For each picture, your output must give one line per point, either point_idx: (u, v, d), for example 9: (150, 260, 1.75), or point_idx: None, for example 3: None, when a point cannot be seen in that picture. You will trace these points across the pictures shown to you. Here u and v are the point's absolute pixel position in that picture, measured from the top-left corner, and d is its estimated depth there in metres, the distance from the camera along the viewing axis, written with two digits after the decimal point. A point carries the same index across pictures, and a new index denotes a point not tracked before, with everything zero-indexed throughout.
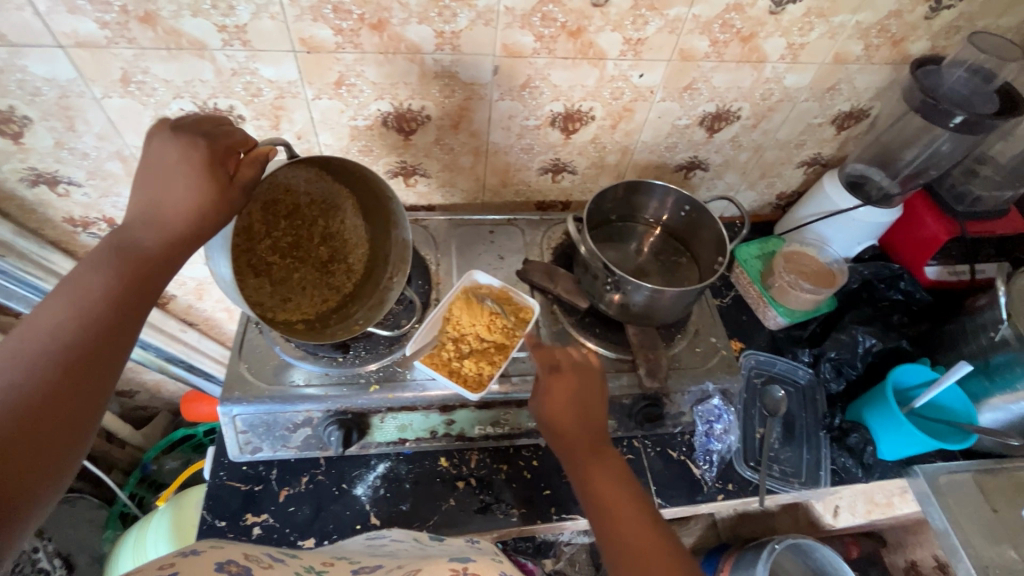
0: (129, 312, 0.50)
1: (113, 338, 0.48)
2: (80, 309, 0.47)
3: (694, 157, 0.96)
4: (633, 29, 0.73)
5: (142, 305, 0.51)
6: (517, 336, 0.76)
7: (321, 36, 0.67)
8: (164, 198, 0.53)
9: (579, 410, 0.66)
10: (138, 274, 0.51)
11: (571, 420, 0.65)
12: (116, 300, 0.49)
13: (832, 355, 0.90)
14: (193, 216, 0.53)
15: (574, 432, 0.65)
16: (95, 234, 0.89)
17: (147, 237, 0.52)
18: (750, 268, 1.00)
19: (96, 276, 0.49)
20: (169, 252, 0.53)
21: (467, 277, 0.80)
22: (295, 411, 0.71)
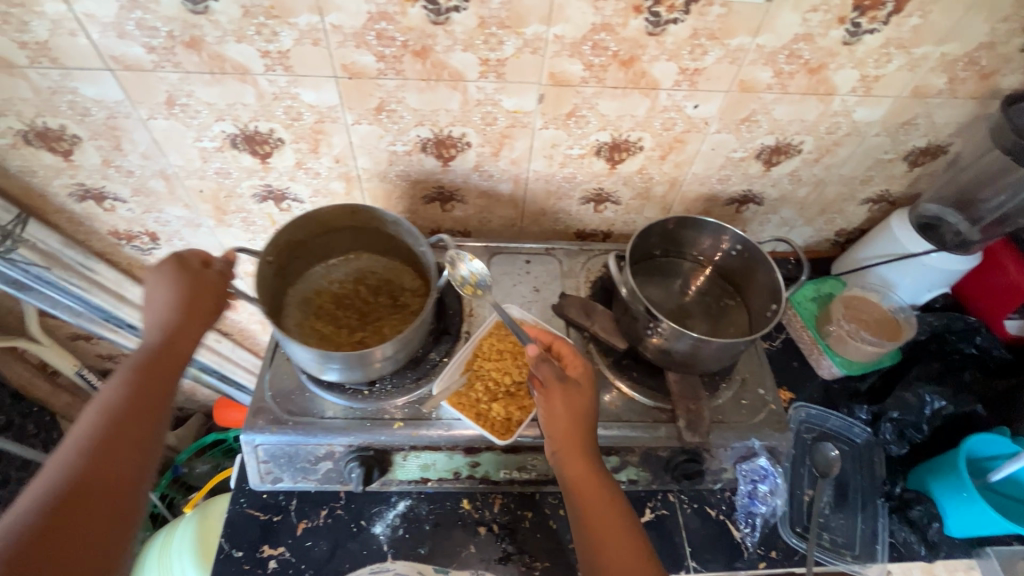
0: (151, 411, 0.56)
1: (141, 420, 0.54)
2: (110, 408, 0.54)
3: (748, 190, 0.90)
4: (690, 59, 0.69)
5: (160, 403, 0.57)
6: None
7: (363, 62, 0.65)
8: (160, 304, 0.61)
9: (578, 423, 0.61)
10: (155, 363, 0.58)
11: (580, 429, 0.61)
12: (139, 394, 0.56)
13: (894, 416, 0.82)
14: (187, 308, 0.62)
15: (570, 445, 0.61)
16: (137, 247, 0.90)
17: (150, 335, 0.60)
18: (805, 317, 0.92)
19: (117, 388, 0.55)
20: (176, 343, 0.60)
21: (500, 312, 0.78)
22: (316, 445, 0.69)
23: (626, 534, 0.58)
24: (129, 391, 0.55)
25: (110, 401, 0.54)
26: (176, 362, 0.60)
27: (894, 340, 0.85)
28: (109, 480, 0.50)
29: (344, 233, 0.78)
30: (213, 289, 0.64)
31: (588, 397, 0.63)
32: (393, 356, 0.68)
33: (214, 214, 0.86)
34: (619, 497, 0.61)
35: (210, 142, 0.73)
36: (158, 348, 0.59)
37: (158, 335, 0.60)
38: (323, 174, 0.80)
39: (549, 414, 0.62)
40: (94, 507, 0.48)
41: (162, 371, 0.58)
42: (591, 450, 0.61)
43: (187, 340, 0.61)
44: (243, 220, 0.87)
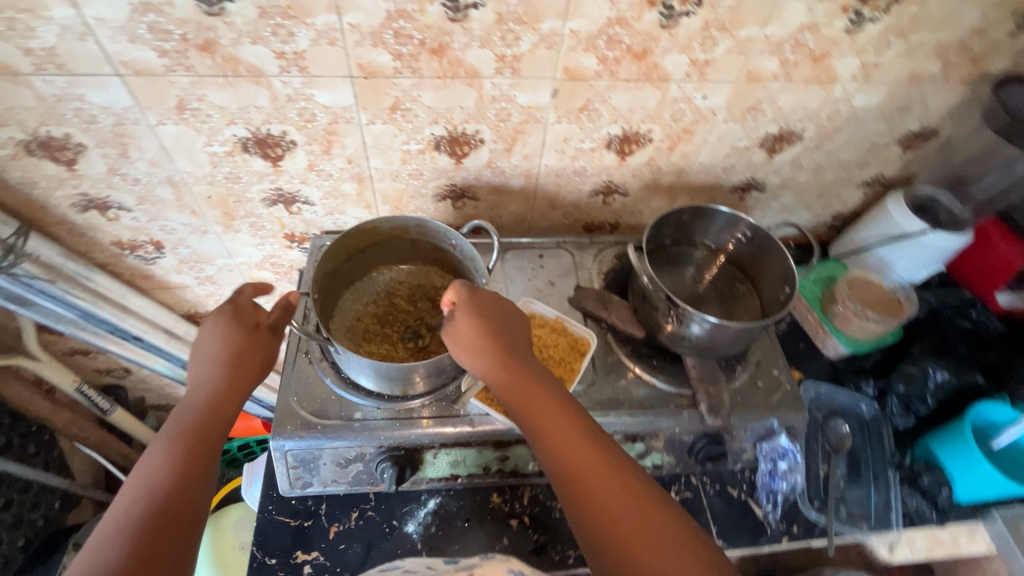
0: (195, 474, 0.55)
1: (184, 486, 0.54)
2: (152, 477, 0.53)
3: (751, 178, 0.92)
4: (701, 51, 0.70)
5: (202, 467, 0.56)
6: (574, 371, 0.76)
7: (380, 61, 0.65)
8: (209, 365, 0.62)
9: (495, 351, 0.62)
10: (196, 428, 0.58)
11: (501, 357, 0.62)
12: (181, 462, 0.55)
13: (900, 390, 0.86)
14: (233, 369, 0.62)
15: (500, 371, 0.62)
16: (141, 257, 0.88)
17: (195, 399, 0.60)
18: (809, 296, 0.95)
19: (157, 455, 0.55)
20: (221, 407, 0.60)
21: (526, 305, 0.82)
22: (348, 447, 0.68)
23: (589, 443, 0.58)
24: (174, 458, 0.55)
25: (154, 471, 0.54)
26: (220, 427, 0.60)
27: (897, 318, 0.88)
28: (159, 554, 0.49)
29: (366, 250, 0.79)
30: (261, 348, 0.65)
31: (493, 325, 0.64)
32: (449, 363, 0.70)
33: (221, 220, 0.84)
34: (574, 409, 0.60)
35: (220, 147, 0.72)
36: (203, 413, 0.59)
37: (202, 398, 0.60)
38: (334, 177, 0.80)
39: (473, 358, 0.63)
40: None
41: (206, 435, 0.58)
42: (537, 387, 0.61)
43: (231, 401, 0.61)
44: (251, 224, 0.86)
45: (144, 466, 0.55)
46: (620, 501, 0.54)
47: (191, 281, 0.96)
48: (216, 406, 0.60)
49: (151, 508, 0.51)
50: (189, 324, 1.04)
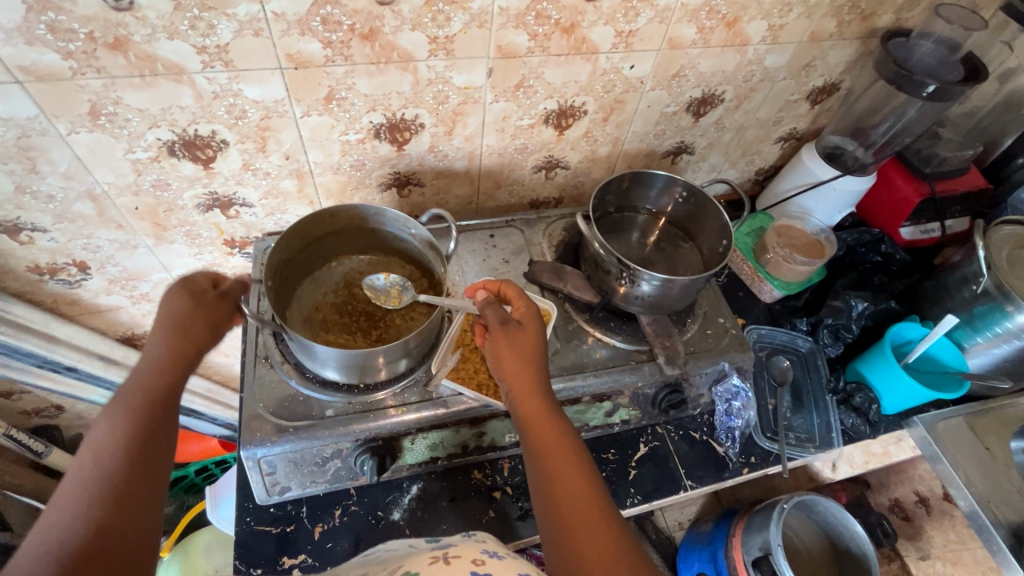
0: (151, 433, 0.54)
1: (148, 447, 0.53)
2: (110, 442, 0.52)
3: (681, 142, 0.98)
4: (625, 22, 0.73)
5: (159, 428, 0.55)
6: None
7: (309, 50, 0.63)
8: (153, 334, 0.60)
9: (522, 365, 0.63)
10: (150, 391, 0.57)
11: (528, 371, 0.63)
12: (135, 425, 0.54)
13: (829, 322, 0.95)
14: (185, 335, 0.61)
15: (520, 385, 0.63)
16: (64, 280, 0.82)
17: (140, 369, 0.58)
18: (742, 246, 1.03)
19: (109, 422, 0.53)
20: (168, 370, 0.59)
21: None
22: (323, 445, 0.68)
23: (581, 472, 0.57)
24: (123, 426, 0.53)
25: (111, 436, 0.52)
26: (170, 390, 0.58)
27: (818, 259, 0.95)
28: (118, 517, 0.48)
29: (322, 242, 0.77)
30: (214, 315, 0.65)
31: (533, 339, 0.65)
32: (415, 346, 0.70)
33: (152, 232, 0.79)
34: (576, 440, 0.61)
35: (143, 153, 0.68)
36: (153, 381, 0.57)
37: (148, 367, 0.58)
38: (272, 173, 0.77)
39: (501, 363, 0.64)
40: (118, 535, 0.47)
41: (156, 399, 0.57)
42: (547, 402, 0.62)
43: (177, 366, 0.60)
44: (186, 233, 0.82)
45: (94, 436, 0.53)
46: (591, 536, 0.52)
47: (124, 300, 0.90)
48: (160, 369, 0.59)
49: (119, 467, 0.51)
50: (127, 347, 0.98)
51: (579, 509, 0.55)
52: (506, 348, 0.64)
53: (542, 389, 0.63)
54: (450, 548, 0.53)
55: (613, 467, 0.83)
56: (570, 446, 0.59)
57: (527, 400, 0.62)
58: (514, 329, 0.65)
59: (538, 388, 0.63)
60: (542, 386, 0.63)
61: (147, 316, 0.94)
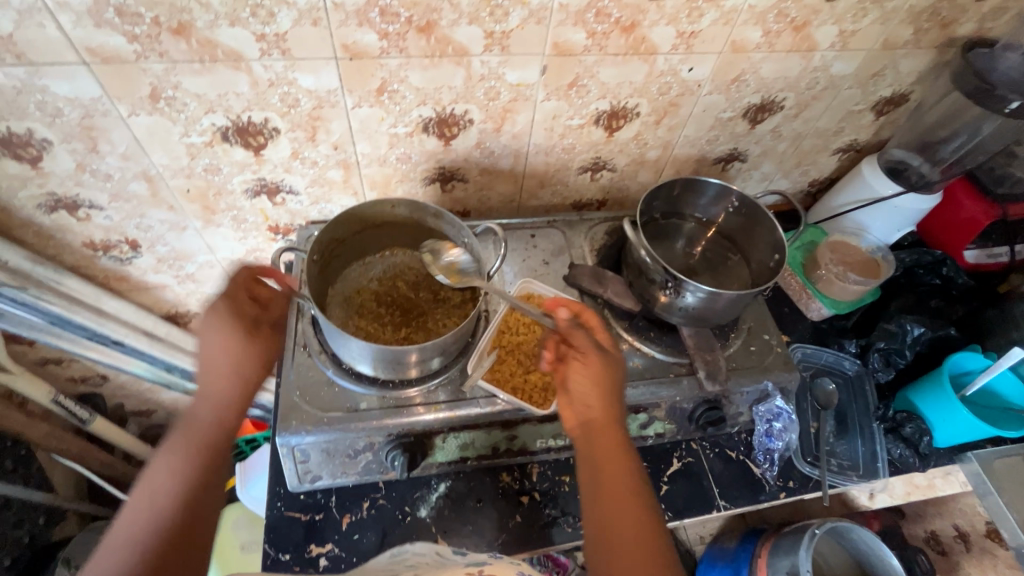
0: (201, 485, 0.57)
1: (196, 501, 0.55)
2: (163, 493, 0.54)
3: (734, 148, 0.94)
4: (688, 22, 0.70)
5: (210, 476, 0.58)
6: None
7: (365, 41, 0.63)
8: (212, 370, 0.61)
9: (599, 394, 0.62)
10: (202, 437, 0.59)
11: (603, 403, 0.62)
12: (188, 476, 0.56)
13: (881, 346, 0.90)
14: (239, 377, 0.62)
15: (594, 416, 0.62)
16: (116, 257, 0.84)
17: (198, 408, 0.60)
18: (792, 260, 0.98)
19: (163, 467, 0.56)
20: (222, 416, 0.60)
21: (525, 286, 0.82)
22: (356, 438, 0.68)
23: (641, 518, 0.56)
24: (177, 473, 0.56)
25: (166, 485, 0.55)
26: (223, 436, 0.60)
27: (868, 281, 0.91)
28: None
29: (377, 231, 0.77)
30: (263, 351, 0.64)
31: (613, 370, 0.63)
32: (452, 344, 0.69)
33: (201, 215, 0.81)
34: (642, 483, 0.59)
35: (198, 138, 0.69)
36: (209, 424, 0.59)
37: (205, 408, 0.60)
38: (320, 163, 0.77)
39: (576, 387, 0.63)
40: None
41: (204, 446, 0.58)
42: (623, 444, 0.61)
43: (229, 408, 0.61)
44: (233, 218, 0.83)
45: (152, 480, 0.56)
46: None
47: (171, 279, 0.92)
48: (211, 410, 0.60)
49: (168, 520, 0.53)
50: (170, 325, 1.01)
51: (631, 555, 0.53)
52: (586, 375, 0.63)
53: (617, 430, 0.62)
54: (486, 566, 0.53)
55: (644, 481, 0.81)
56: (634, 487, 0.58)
57: (600, 438, 0.61)
58: (603, 359, 0.63)
59: (614, 428, 0.61)
60: (618, 426, 0.62)
61: (190, 296, 0.96)
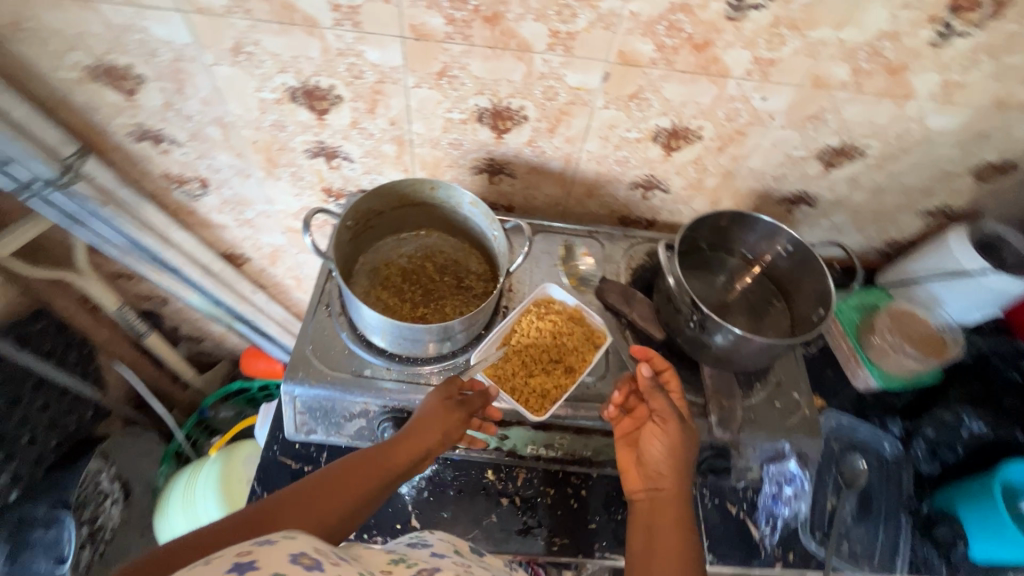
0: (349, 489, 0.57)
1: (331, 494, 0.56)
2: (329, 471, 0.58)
3: (803, 190, 0.88)
4: (767, 48, 0.66)
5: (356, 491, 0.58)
6: (586, 362, 0.74)
7: (432, 24, 0.64)
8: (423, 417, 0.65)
9: (673, 460, 0.64)
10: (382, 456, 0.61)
11: (676, 468, 0.64)
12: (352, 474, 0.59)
13: (929, 434, 0.83)
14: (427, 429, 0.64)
15: (665, 480, 0.64)
16: (187, 192, 0.92)
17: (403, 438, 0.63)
18: (845, 319, 0.91)
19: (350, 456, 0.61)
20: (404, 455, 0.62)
21: (541, 291, 0.78)
22: (353, 401, 0.71)
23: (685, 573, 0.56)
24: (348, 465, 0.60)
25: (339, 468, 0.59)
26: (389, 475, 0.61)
27: (923, 357, 0.83)
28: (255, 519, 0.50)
29: (415, 210, 0.79)
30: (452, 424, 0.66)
31: (683, 436, 0.65)
32: (461, 332, 0.71)
33: (264, 166, 0.86)
34: (695, 551, 0.59)
35: (270, 94, 0.73)
36: (399, 452, 0.62)
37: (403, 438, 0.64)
38: (376, 136, 0.80)
39: (652, 447, 0.66)
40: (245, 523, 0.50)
41: (364, 488, 0.58)
42: (685, 516, 0.62)
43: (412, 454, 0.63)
44: (292, 173, 0.88)
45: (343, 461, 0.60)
46: None
47: (231, 221, 0.99)
48: (371, 468, 0.60)
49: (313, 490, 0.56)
50: (225, 263, 1.09)
51: None
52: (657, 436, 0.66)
53: (682, 501, 0.63)
54: None
55: None
56: (683, 548, 0.58)
57: (665, 502, 0.63)
58: (680, 427, 0.65)
59: (679, 498, 0.63)
60: (685, 497, 0.63)
61: (246, 240, 1.03)
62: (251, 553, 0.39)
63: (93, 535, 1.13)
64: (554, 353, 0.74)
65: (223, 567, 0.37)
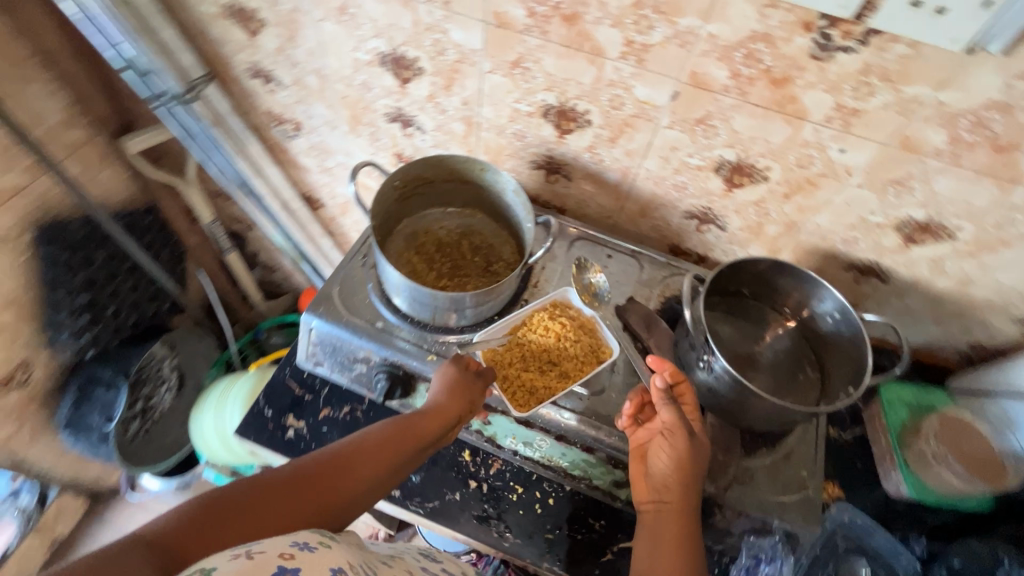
0: (374, 463, 0.59)
1: (358, 469, 0.58)
2: (352, 444, 0.60)
3: (874, 261, 0.80)
4: (852, 97, 0.62)
5: (380, 465, 0.60)
6: (583, 373, 0.74)
7: (513, 14, 0.67)
8: (441, 391, 0.68)
9: (680, 475, 0.63)
10: (407, 430, 0.64)
11: (683, 483, 0.63)
12: (379, 446, 0.61)
13: (954, 564, 0.69)
14: (450, 400, 0.67)
15: (672, 494, 0.64)
16: (283, 131, 1.02)
17: (424, 412, 0.66)
18: (895, 415, 0.84)
19: (373, 428, 0.63)
20: (425, 428, 0.65)
21: (560, 294, 0.79)
22: (357, 346, 0.76)
23: None
24: (371, 439, 0.61)
25: (360, 440, 0.61)
26: (412, 447, 0.63)
27: (968, 473, 0.76)
28: (284, 496, 0.52)
29: (465, 188, 0.82)
30: (471, 394, 0.69)
31: (697, 453, 0.64)
32: (471, 309, 0.74)
33: (349, 122, 0.94)
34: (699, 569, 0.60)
35: (363, 55, 0.80)
36: (420, 425, 0.65)
37: (426, 412, 0.66)
38: (449, 113, 0.85)
39: (657, 458, 0.66)
40: (273, 500, 0.51)
41: (389, 457, 0.61)
42: (691, 530, 0.63)
43: (436, 426, 0.65)
44: (371, 133, 0.95)
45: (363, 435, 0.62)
46: None
47: (314, 166, 1.09)
48: (401, 438, 0.63)
49: (336, 464, 0.57)
50: (302, 203, 1.19)
51: None
52: (663, 447, 0.65)
53: (688, 515, 0.63)
54: None
55: (591, 538, 0.74)
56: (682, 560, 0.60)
57: (668, 517, 0.63)
58: (688, 440, 0.64)
59: (684, 512, 0.63)
60: (689, 512, 0.63)
61: (325, 186, 1.13)
62: (295, 558, 0.43)
63: (145, 412, 1.31)
64: (554, 355, 0.75)
65: (269, 567, 0.40)
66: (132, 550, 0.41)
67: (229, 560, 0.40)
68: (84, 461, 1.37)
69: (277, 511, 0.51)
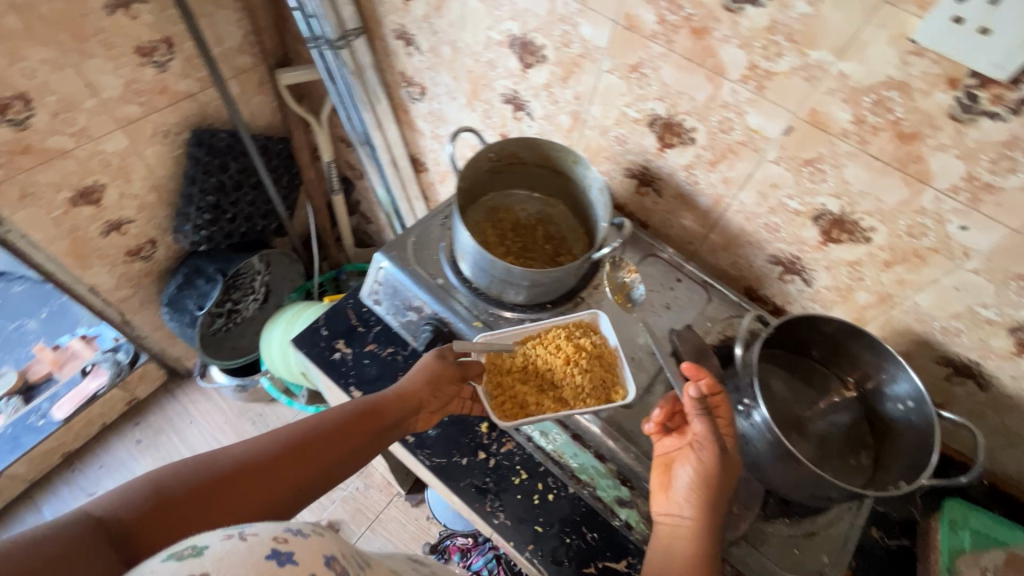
0: (335, 441, 0.62)
1: (319, 449, 0.60)
2: (311, 425, 0.62)
3: (973, 362, 0.71)
4: (987, 169, 0.56)
5: (340, 444, 0.63)
6: (582, 403, 0.72)
7: (644, 19, 0.68)
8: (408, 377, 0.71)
9: (703, 491, 0.61)
10: (369, 413, 0.66)
11: (707, 499, 0.61)
12: (340, 426, 0.64)
13: None
14: (419, 386, 0.70)
15: (696, 507, 0.61)
16: (409, 93, 1.11)
17: (388, 395, 0.69)
18: (954, 537, 0.73)
19: (334, 412, 0.65)
20: (390, 411, 0.68)
21: (589, 315, 0.78)
22: (415, 295, 0.81)
23: None
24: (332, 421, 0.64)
25: (318, 421, 0.63)
26: (375, 426, 0.66)
27: None
28: (245, 476, 0.54)
29: (553, 177, 0.85)
30: (442, 384, 0.72)
31: (724, 473, 0.61)
32: (527, 289, 0.77)
33: (468, 95, 1.00)
34: None
35: (496, 34, 0.85)
36: (383, 403, 0.68)
37: (392, 396, 0.69)
38: (560, 104, 0.87)
39: (682, 470, 0.63)
40: (232, 480, 0.53)
41: (351, 435, 0.64)
42: (709, 552, 0.60)
43: (400, 409, 0.69)
44: (484, 110, 1.00)
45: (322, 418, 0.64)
46: None
47: (428, 131, 1.16)
48: (365, 418, 0.66)
49: (293, 441, 0.59)
50: (409, 163, 1.28)
51: None
52: (690, 460, 0.62)
53: (707, 534, 0.61)
54: None
55: (579, 545, 0.72)
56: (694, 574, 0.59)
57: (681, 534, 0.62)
58: (718, 459, 0.61)
59: (702, 530, 0.61)
60: (709, 531, 0.61)
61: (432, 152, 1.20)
62: (287, 542, 0.40)
63: (231, 314, 1.47)
64: (557, 377, 0.74)
65: (264, 551, 0.39)
66: (93, 536, 0.42)
67: (221, 541, 0.39)
68: (173, 339, 1.56)
69: (236, 495, 0.52)
